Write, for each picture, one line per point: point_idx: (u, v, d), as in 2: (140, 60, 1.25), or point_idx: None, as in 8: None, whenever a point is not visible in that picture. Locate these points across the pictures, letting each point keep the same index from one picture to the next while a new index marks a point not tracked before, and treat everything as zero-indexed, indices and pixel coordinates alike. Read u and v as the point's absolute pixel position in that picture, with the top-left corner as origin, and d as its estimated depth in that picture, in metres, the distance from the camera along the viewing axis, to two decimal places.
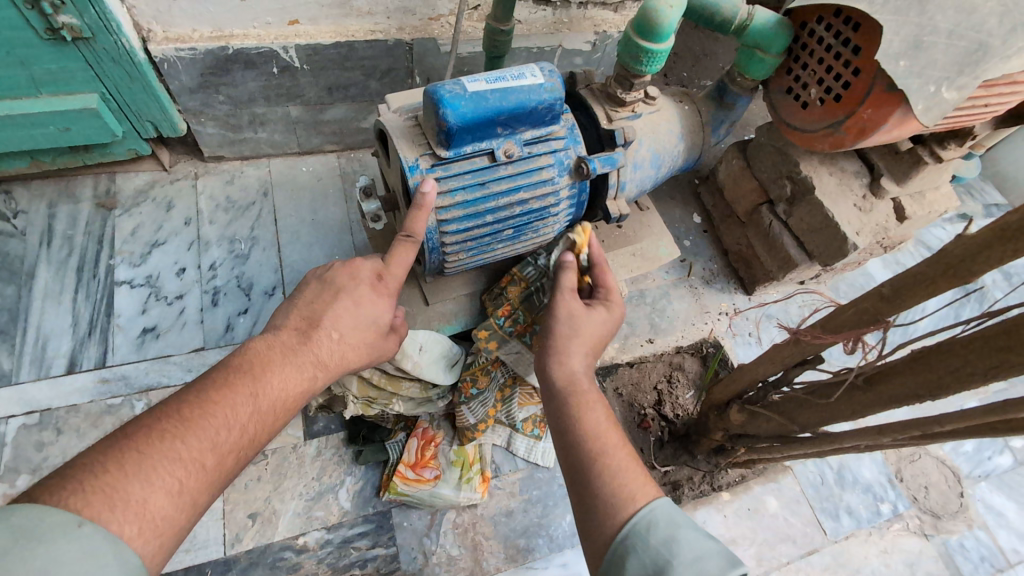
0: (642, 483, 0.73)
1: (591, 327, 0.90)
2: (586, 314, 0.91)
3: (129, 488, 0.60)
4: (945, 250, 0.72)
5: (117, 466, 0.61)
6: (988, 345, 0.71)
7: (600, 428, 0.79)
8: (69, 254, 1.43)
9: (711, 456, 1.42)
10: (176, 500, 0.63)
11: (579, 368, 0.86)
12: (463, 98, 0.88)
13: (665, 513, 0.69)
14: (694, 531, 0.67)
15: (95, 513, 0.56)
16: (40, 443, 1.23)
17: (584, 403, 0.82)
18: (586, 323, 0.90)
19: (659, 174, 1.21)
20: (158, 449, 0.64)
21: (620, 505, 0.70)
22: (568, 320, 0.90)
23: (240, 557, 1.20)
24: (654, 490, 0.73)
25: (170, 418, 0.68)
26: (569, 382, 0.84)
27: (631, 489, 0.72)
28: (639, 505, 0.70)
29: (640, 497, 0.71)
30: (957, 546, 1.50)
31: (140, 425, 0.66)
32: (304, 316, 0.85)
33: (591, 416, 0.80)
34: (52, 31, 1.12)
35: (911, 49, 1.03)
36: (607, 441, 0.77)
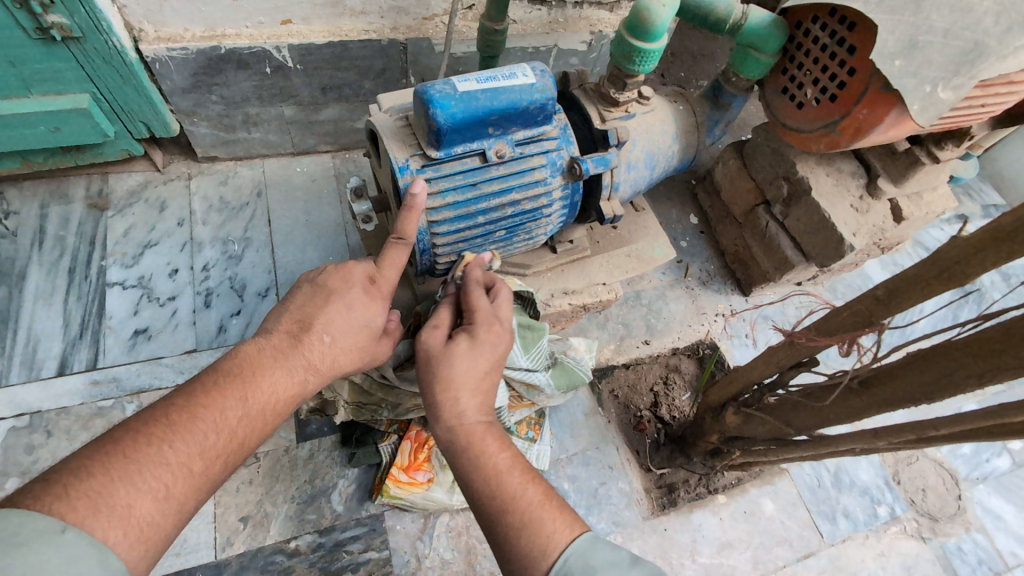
0: (553, 530, 0.68)
1: (469, 360, 0.82)
2: (443, 355, 0.82)
3: (114, 493, 0.59)
4: (940, 252, 0.71)
5: (102, 470, 0.60)
6: (984, 348, 0.70)
7: (503, 473, 0.73)
8: (61, 255, 1.42)
9: (706, 459, 1.40)
10: (162, 505, 0.62)
11: (461, 415, 0.78)
12: (453, 98, 0.87)
13: (581, 559, 0.65)
14: (615, 571, 0.64)
15: (80, 518, 0.56)
16: (30, 446, 1.22)
17: (480, 452, 0.75)
18: (448, 358, 0.81)
19: (653, 174, 1.20)
20: (145, 454, 0.63)
21: (533, 562, 0.66)
22: (426, 369, 0.82)
23: (232, 560, 1.19)
24: (571, 531, 0.68)
25: (157, 422, 0.67)
26: (461, 432, 0.77)
27: (544, 540, 0.67)
28: (554, 558, 0.66)
29: (553, 547, 0.66)
30: (954, 549, 1.48)
31: (127, 429, 0.65)
32: (296, 319, 0.84)
33: (489, 465, 0.74)
34: (41, 31, 1.11)
35: (906, 49, 1.02)
36: (513, 488, 0.72)
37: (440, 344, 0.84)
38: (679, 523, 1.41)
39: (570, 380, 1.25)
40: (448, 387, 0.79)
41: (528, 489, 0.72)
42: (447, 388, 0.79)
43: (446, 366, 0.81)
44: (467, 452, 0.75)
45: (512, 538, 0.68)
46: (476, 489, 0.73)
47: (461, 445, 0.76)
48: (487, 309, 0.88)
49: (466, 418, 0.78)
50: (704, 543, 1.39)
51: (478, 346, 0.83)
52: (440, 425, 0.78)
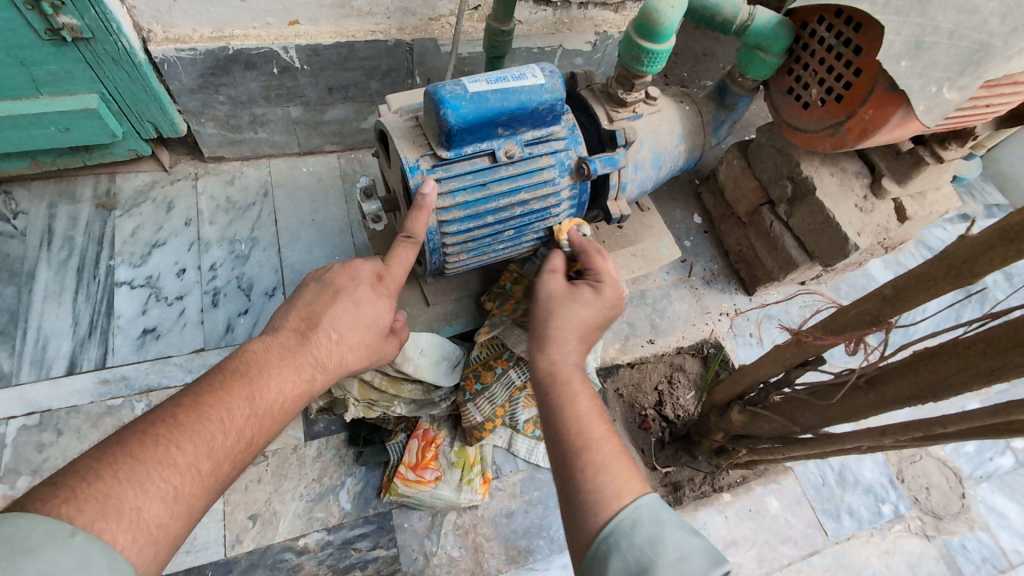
0: (626, 479, 0.70)
1: (587, 307, 0.90)
2: (569, 298, 0.90)
3: (122, 495, 0.59)
4: (947, 251, 0.72)
5: (111, 473, 0.61)
6: (991, 346, 0.71)
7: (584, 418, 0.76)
8: (69, 255, 1.43)
9: (711, 457, 1.44)
10: (171, 507, 0.63)
11: (561, 355, 0.85)
12: (464, 99, 0.87)
13: (650, 511, 0.66)
14: (681, 530, 0.64)
15: (89, 521, 0.56)
16: (41, 444, 1.23)
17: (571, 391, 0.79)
18: (571, 299, 0.90)
19: (660, 174, 1.21)
20: (153, 456, 0.64)
21: (603, 504, 0.67)
22: (550, 306, 0.90)
23: (241, 558, 1.20)
24: (640, 486, 0.70)
25: (164, 423, 0.67)
26: (560, 367, 0.83)
27: (615, 484, 0.69)
28: (624, 502, 0.67)
29: (626, 493, 0.68)
30: (958, 547, 1.49)
31: (135, 431, 0.66)
32: (303, 317, 0.85)
33: (576, 406, 0.77)
34: (52, 32, 1.12)
35: (912, 49, 1.03)
36: (591, 433, 0.74)
37: (564, 287, 0.93)
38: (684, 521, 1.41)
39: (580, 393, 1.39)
40: (569, 327, 0.87)
41: (609, 435, 0.75)
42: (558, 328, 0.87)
43: (567, 307, 0.89)
44: (561, 383, 0.81)
45: (584, 475, 0.70)
46: (555, 426, 0.76)
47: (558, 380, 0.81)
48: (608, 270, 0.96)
49: (566, 357, 0.85)
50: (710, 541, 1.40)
51: (601, 298, 0.91)
52: (542, 357, 0.85)
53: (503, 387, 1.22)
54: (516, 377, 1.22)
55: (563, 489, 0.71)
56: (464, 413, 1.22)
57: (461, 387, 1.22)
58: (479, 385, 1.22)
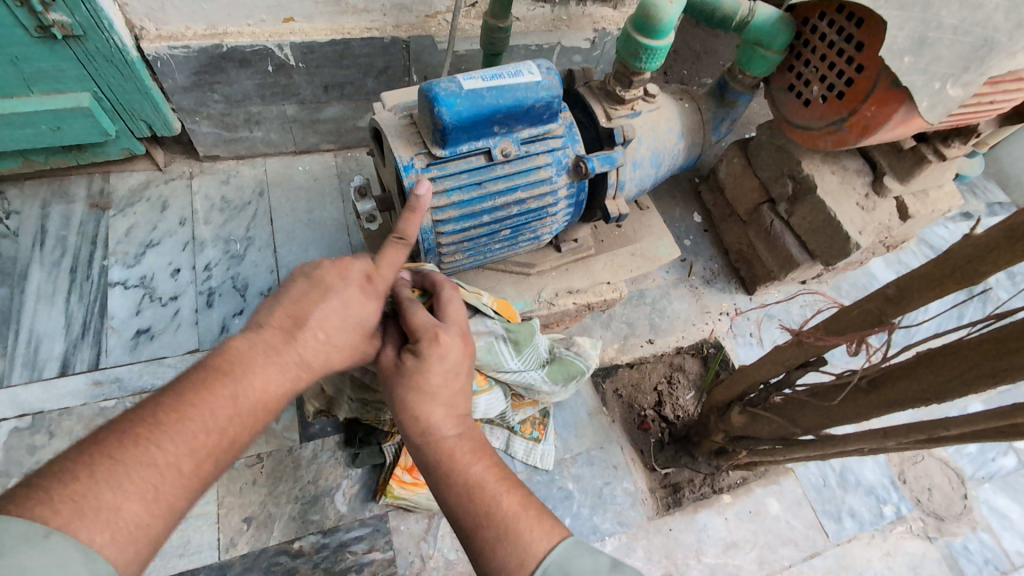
0: (530, 540, 0.68)
1: (420, 377, 0.80)
2: (396, 372, 0.83)
3: (99, 495, 0.58)
4: (951, 251, 0.70)
5: (88, 473, 0.59)
6: (995, 348, 0.69)
7: (479, 485, 0.73)
8: (62, 255, 1.41)
9: (711, 459, 1.40)
10: (151, 507, 0.62)
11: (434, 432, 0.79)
12: (458, 96, 0.86)
13: (559, 573, 0.65)
14: None
15: (64, 522, 0.55)
16: (33, 447, 1.21)
17: (453, 467, 0.75)
18: (400, 378, 0.82)
19: (658, 172, 1.19)
20: (132, 455, 0.62)
21: (514, 572, 0.66)
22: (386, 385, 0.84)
23: (235, 561, 1.19)
24: (546, 541, 0.68)
25: (144, 422, 0.66)
26: (432, 447, 0.78)
27: (522, 546, 0.67)
28: (529, 569, 0.66)
29: (530, 558, 0.66)
30: (961, 549, 1.48)
31: (114, 430, 0.64)
32: (290, 315, 0.81)
33: (464, 477, 0.74)
34: (42, 29, 1.10)
35: (915, 45, 1.01)
36: (485, 498, 0.72)
37: (393, 363, 0.84)
38: (684, 523, 1.40)
39: (568, 372, 1.23)
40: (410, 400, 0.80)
41: (504, 496, 0.72)
42: (408, 407, 0.79)
43: (400, 381, 0.81)
44: (439, 468, 0.76)
45: (487, 549, 0.68)
46: (448, 504, 0.74)
47: (434, 462, 0.77)
48: (428, 317, 0.85)
49: (437, 431, 0.79)
50: (709, 543, 1.39)
51: (424, 356, 0.81)
52: (410, 442, 0.79)
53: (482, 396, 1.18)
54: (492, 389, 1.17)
55: (474, 564, 0.70)
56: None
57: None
58: None
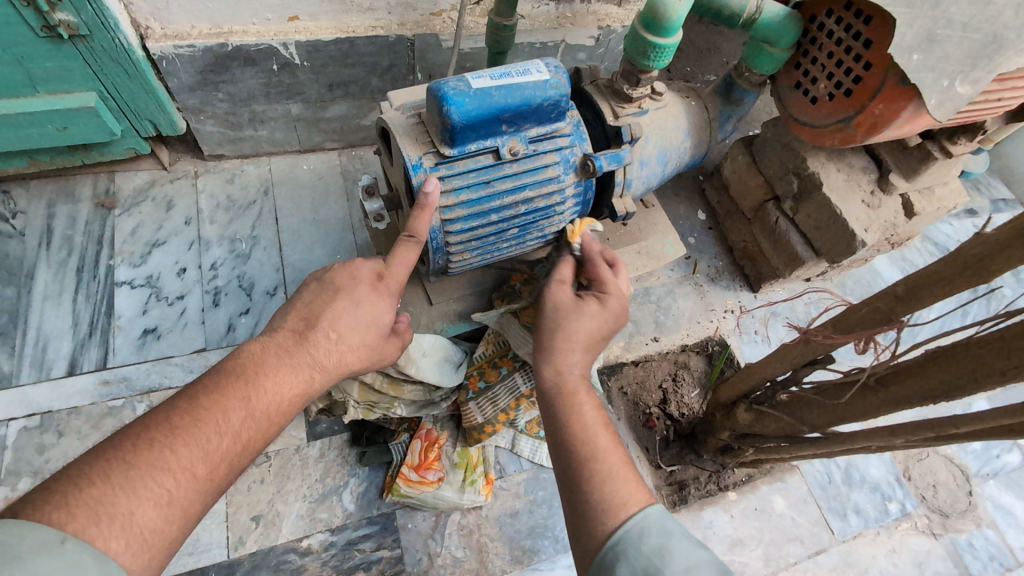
0: (632, 488, 0.71)
1: (592, 320, 0.89)
2: (574, 309, 0.89)
3: (115, 500, 0.59)
4: (963, 249, 0.70)
5: (104, 478, 0.61)
6: (1006, 347, 0.69)
7: (592, 430, 0.76)
8: (69, 254, 1.42)
9: (717, 456, 1.41)
10: (166, 511, 0.63)
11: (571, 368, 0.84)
12: (467, 96, 0.86)
13: (658, 521, 0.67)
14: (687, 542, 0.66)
15: (81, 527, 0.56)
16: (42, 446, 1.22)
17: (579, 404, 0.79)
18: (578, 312, 0.89)
19: (665, 171, 1.19)
20: (147, 460, 0.64)
21: (608, 515, 0.68)
22: (553, 315, 0.89)
23: (244, 560, 1.19)
24: (645, 495, 0.71)
25: (158, 427, 0.67)
26: (563, 378, 0.83)
27: (621, 495, 0.70)
28: (630, 512, 0.68)
29: (631, 503, 0.69)
30: (966, 545, 1.48)
31: (128, 436, 0.65)
32: (302, 317, 0.85)
33: (583, 416, 0.78)
34: (48, 29, 1.10)
35: (924, 43, 1.00)
36: (596, 443, 0.74)
37: (569, 298, 0.91)
38: (689, 520, 1.40)
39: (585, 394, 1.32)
40: (573, 338, 0.86)
41: (614, 446, 0.75)
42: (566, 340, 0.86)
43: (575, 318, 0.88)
44: (569, 397, 0.81)
45: (592, 488, 0.70)
46: (563, 439, 0.76)
47: (562, 394, 0.81)
48: (613, 281, 0.95)
49: (572, 369, 0.84)
50: (715, 540, 1.39)
51: (606, 310, 0.90)
52: (548, 369, 0.84)
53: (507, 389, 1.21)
54: (520, 382, 1.20)
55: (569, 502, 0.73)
56: (467, 414, 1.24)
57: (464, 386, 1.23)
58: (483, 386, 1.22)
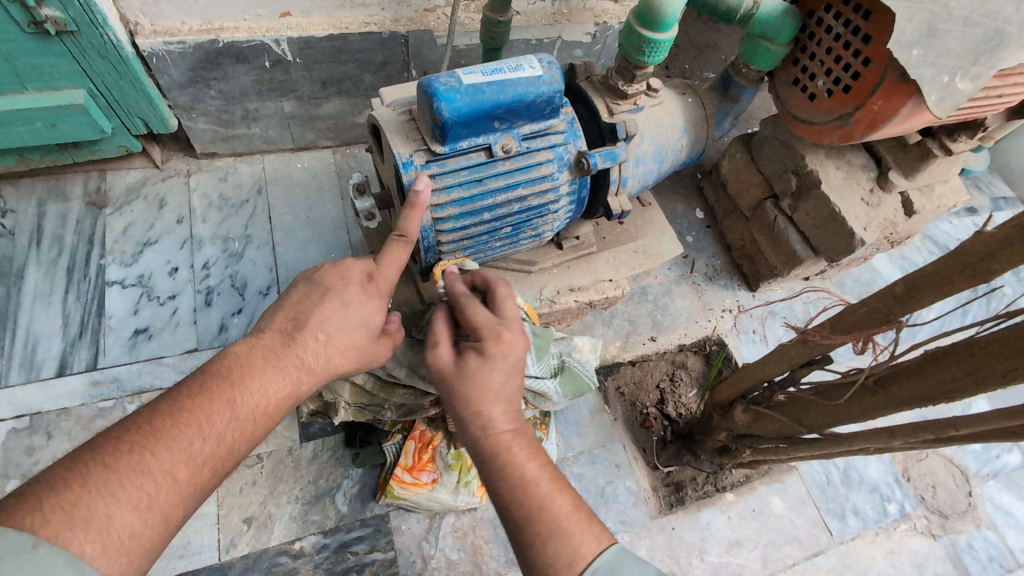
0: (582, 540, 0.67)
1: (482, 375, 0.77)
2: (458, 371, 0.78)
3: (92, 505, 0.58)
4: (963, 248, 0.69)
5: (81, 482, 0.59)
6: (1007, 347, 0.68)
7: (529, 481, 0.71)
8: (59, 253, 1.40)
9: (714, 457, 1.41)
10: (144, 515, 0.61)
11: (497, 425, 0.76)
12: (458, 92, 0.84)
13: (609, 570, 0.65)
14: None
15: (55, 532, 0.55)
16: (31, 447, 1.21)
17: (507, 463, 0.72)
18: (462, 377, 0.77)
19: (661, 169, 1.17)
20: (126, 463, 0.62)
21: (560, 572, 0.65)
22: (443, 387, 0.79)
23: (236, 562, 1.18)
24: (596, 544, 0.67)
25: (139, 430, 0.66)
26: (487, 440, 0.75)
27: (569, 547, 0.66)
28: (580, 569, 0.65)
29: (581, 558, 0.65)
30: (965, 546, 1.47)
31: (107, 439, 0.64)
32: (290, 317, 0.83)
33: (514, 471, 0.72)
34: (35, 25, 1.09)
35: (924, 37, 0.98)
36: (538, 493, 0.70)
37: (451, 360, 0.79)
38: (686, 522, 1.39)
39: (576, 386, 1.23)
40: (472, 402, 0.76)
41: (552, 494, 0.70)
42: (468, 400, 0.76)
43: (464, 381, 0.77)
44: (494, 462, 0.73)
45: (538, 546, 0.66)
46: (502, 500, 0.71)
47: (488, 456, 0.74)
48: (492, 320, 0.82)
49: (491, 428, 0.75)
50: (713, 541, 1.38)
51: (489, 359, 0.78)
52: (466, 433, 0.77)
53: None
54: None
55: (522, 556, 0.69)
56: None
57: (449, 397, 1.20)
58: None
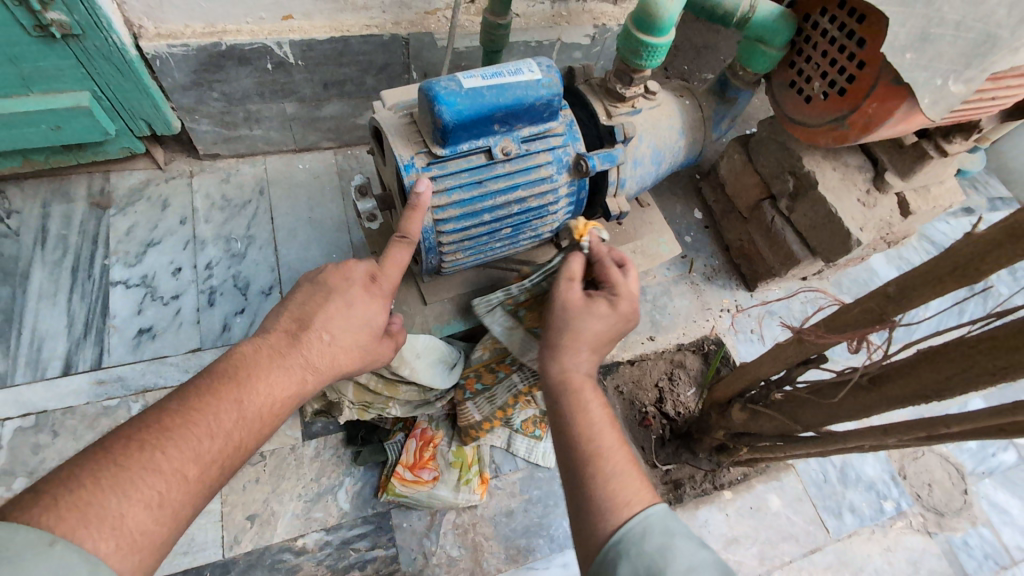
0: (636, 489, 0.73)
1: (598, 321, 0.87)
2: (584, 309, 0.87)
3: (106, 502, 0.59)
4: (952, 249, 0.70)
5: (93, 480, 0.61)
6: (995, 347, 0.69)
7: (598, 433, 0.78)
8: (64, 254, 1.42)
9: (712, 455, 1.42)
10: (156, 513, 0.63)
11: (577, 369, 0.85)
12: (458, 95, 0.86)
13: (661, 521, 0.69)
14: (691, 541, 0.67)
15: (70, 529, 0.56)
16: (37, 446, 1.22)
17: (581, 404, 0.81)
18: (588, 315, 0.86)
19: (659, 170, 1.19)
20: (138, 461, 0.64)
21: (613, 510, 0.71)
22: (561, 314, 0.88)
23: (239, 558, 1.19)
24: (648, 496, 0.73)
25: (149, 429, 0.67)
26: (568, 379, 0.84)
27: (625, 493, 0.72)
28: (633, 510, 0.70)
29: (635, 503, 0.71)
30: (960, 543, 1.49)
31: (119, 437, 0.66)
32: (295, 318, 0.85)
33: (589, 415, 0.80)
34: (41, 28, 1.10)
35: (917, 41, 1.00)
36: (606, 444, 0.77)
37: (580, 298, 0.89)
38: (684, 519, 1.41)
39: None
40: (575, 338, 0.86)
41: (618, 445, 0.78)
42: (569, 338, 0.86)
43: (584, 317, 0.86)
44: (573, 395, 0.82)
45: (595, 486, 0.73)
46: (566, 442, 0.79)
47: (568, 393, 0.83)
48: (625, 282, 0.90)
49: (578, 367, 0.85)
50: (711, 538, 1.39)
51: (615, 312, 0.88)
52: (554, 367, 0.85)
53: (502, 390, 1.21)
54: (518, 380, 1.18)
55: (571, 498, 0.75)
56: (464, 412, 1.26)
57: (461, 386, 1.25)
58: (480, 385, 1.23)
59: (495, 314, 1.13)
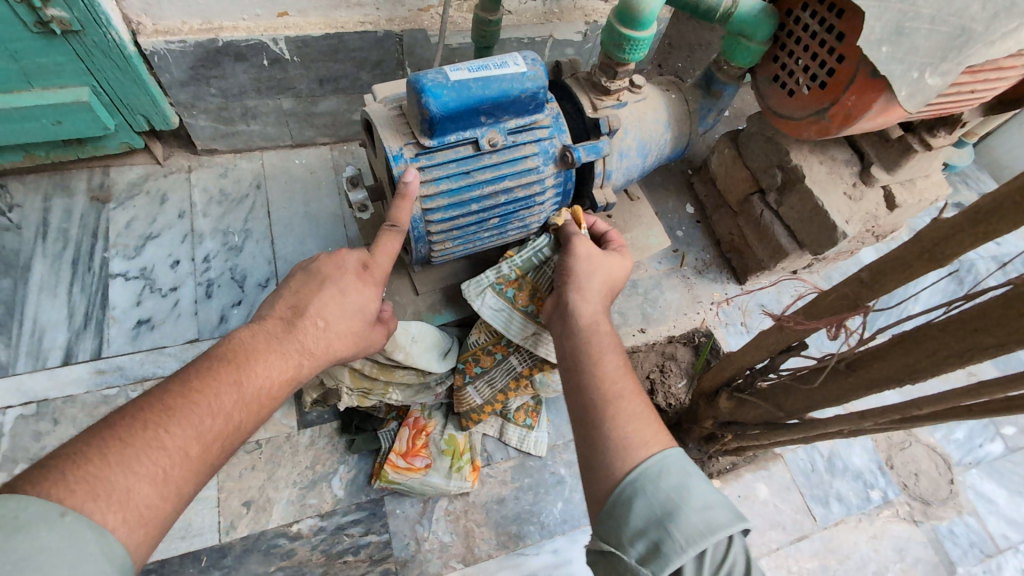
0: (651, 433, 0.76)
1: (601, 270, 0.99)
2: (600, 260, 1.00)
3: (112, 478, 0.62)
4: (920, 235, 0.72)
5: (100, 457, 0.63)
6: (962, 327, 0.72)
7: (612, 374, 0.83)
8: (64, 247, 1.44)
9: (701, 445, 1.45)
10: (160, 488, 0.65)
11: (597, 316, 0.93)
12: (445, 87, 0.88)
13: (676, 463, 0.72)
14: (704, 483, 0.71)
15: (79, 502, 0.58)
16: (37, 433, 1.25)
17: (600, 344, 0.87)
18: (591, 266, 0.99)
19: (645, 163, 1.22)
20: (142, 439, 0.66)
21: (632, 451, 0.74)
22: (584, 265, 0.98)
23: (235, 544, 1.22)
24: (663, 440, 0.76)
25: (152, 409, 0.70)
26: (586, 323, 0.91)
27: (644, 435, 0.75)
28: (651, 453, 0.74)
29: (654, 442, 0.75)
30: (946, 532, 1.51)
31: (123, 417, 0.68)
32: (290, 305, 0.88)
33: (613, 355, 0.86)
34: (41, 24, 1.13)
35: (893, 35, 1.02)
36: (622, 385, 0.81)
37: (591, 254, 1.00)
38: None
39: None
40: (590, 289, 0.96)
41: (634, 392, 0.81)
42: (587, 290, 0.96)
43: (590, 272, 0.98)
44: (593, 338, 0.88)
45: (611, 428, 0.76)
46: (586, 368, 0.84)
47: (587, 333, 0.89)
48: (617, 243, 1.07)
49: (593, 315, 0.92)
50: None
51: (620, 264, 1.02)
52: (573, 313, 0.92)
53: (502, 371, 1.27)
54: (515, 362, 1.27)
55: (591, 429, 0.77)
56: (464, 398, 1.27)
57: (460, 370, 1.28)
58: (481, 368, 1.27)
59: (487, 295, 1.21)
